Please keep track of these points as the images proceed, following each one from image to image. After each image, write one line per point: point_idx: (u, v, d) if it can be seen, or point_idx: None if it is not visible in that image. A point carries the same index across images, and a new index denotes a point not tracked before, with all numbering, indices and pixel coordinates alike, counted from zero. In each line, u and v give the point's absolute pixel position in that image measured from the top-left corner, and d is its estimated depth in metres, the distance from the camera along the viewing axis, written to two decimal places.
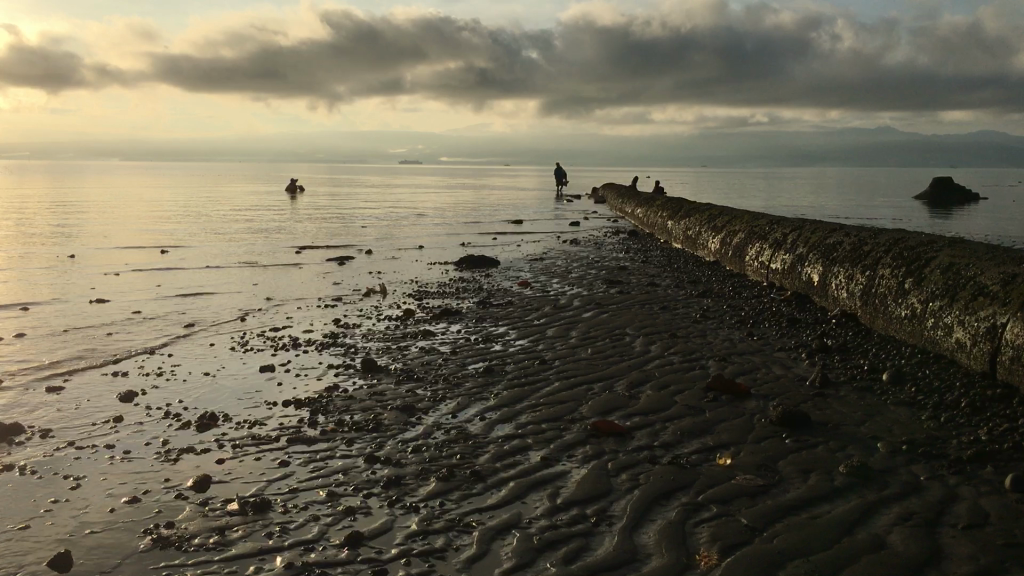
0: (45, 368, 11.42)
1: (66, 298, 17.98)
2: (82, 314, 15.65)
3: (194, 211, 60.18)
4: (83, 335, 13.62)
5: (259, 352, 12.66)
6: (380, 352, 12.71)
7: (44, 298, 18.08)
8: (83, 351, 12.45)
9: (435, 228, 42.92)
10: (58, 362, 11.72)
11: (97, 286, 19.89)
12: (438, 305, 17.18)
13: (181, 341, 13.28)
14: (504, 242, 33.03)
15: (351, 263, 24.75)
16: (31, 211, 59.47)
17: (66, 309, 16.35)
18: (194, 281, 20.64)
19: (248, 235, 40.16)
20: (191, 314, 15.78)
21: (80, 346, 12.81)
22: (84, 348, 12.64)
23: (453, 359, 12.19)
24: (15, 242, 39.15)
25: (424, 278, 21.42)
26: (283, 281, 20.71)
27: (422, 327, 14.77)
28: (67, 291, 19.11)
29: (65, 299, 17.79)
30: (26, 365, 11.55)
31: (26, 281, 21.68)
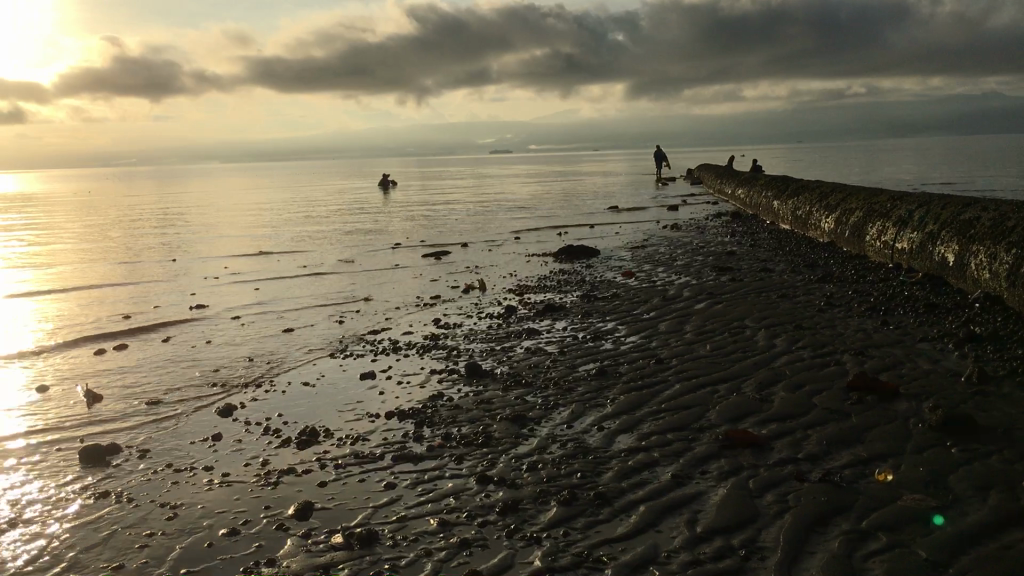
0: (146, 385, 11.14)
1: (168, 310, 17.95)
2: (183, 327, 15.51)
3: (292, 212, 61.02)
4: (184, 349, 13.39)
5: (359, 359, 12.13)
6: (484, 354, 12.03)
7: (147, 311, 18.08)
8: (184, 366, 12.16)
9: (530, 219, 42.20)
10: (160, 378, 11.44)
11: (196, 296, 19.84)
12: (541, 300, 16.43)
13: (280, 350, 12.88)
14: (602, 230, 32.07)
15: (448, 259, 24.24)
16: (138, 219, 61.32)
17: (167, 323, 16.24)
18: (293, 286, 20.41)
19: (345, 235, 40.28)
20: (291, 321, 15.44)
21: (182, 360, 12.54)
22: (185, 362, 12.36)
23: (563, 361, 11.41)
24: (123, 249, 40.19)
25: (524, 272, 20.73)
26: (381, 281, 20.30)
27: (526, 325, 14.05)
28: (168, 303, 19.11)
29: (166, 312, 17.73)
30: (126, 383, 11.30)
31: (130, 295, 21.85)
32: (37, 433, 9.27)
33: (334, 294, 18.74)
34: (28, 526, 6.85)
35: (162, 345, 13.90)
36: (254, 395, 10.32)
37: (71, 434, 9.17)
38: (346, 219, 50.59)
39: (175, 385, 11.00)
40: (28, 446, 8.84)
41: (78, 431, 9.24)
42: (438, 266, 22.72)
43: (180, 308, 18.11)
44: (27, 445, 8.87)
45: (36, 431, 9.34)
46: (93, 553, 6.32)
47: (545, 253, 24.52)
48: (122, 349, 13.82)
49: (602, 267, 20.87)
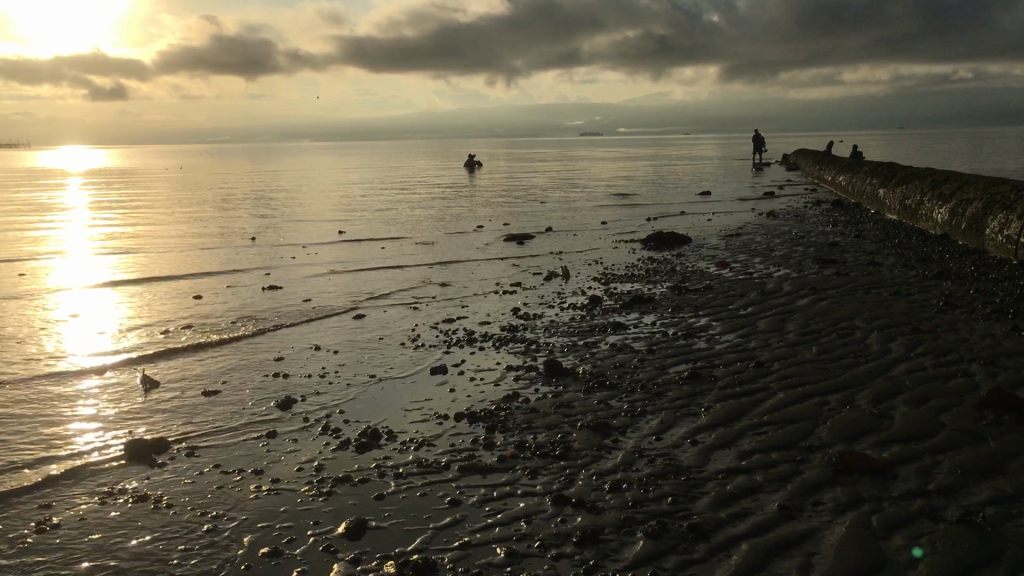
0: (208, 376, 10.60)
1: (243, 291, 17.57)
2: (255, 312, 15.05)
3: (378, 190, 60.94)
4: (252, 337, 12.89)
5: (432, 352, 11.39)
6: (566, 349, 11.13)
7: (222, 292, 17.73)
8: (250, 356, 11.63)
9: (618, 203, 40.97)
10: (223, 369, 10.91)
11: (274, 278, 19.44)
12: (628, 291, 15.44)
13: (350, 340, 12.25)
14: (694, 217, 30.70)
15: (531, 243, 23.39)
16: (229, 194, 62.02)
17: (239, 306, 15.79)
18: (371, 272, 19.83)
19: (429, 214, 39.71)
20: (364, 308, 14.81)
21: (251, 349, 12.05)
22: (252, 353, 11.84)
23: (651, 361, 10.43)
24: (210, 224, 40.46)
25: (610, 259, 19.72)
26: (460, 267, 19.57)
27: (611, 318, 13.09)
28: (244, 284, 18.76)
29: (242, 294, 17.32)
30: (190, 373, 10.80)
31: (211, 274, 21.62)
32: (89, 425, 8.81)
33: (411, 280, 18.07)
34: (58, 532, 6.27)
35: (233, 331, 13.44)
36: (318, 389, 9.68)
37: (123, 427, 8.68)
38: (430, 200, 50.10)
39: (237, 377, 10.46)
40: (77, 438, 8.37)
41: (130, 425, 8.74)
42: (520, 251, 21.87)
43: (255, 290, 17.70)
44: (76, 437, 8.40)
45: (88, 423, 8.88)
46: (120, 567, 5.73)
47: (632, 239, 23.43)
48: (192, 334, 13.38)
49: (693, 256, 19.72)
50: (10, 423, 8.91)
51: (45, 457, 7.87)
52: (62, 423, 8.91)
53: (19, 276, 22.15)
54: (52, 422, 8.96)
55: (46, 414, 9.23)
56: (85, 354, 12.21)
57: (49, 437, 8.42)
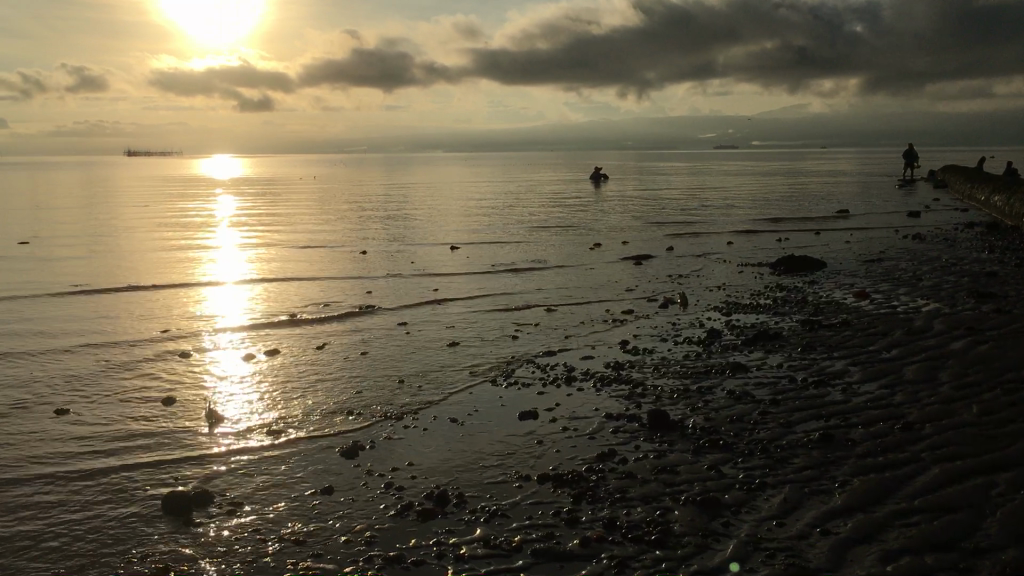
0: (282, 418, 9.83)
1: (343, 315, 16.93)
2: (346, 338, 14.42)
3: (498, 205, 60.20)
4: (337, 368, 12.20)
5: (524, 392, 10.26)
6: (676, 395, 9.78)
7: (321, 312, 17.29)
8: (328, 392, 10.89)
9: (746, 221, 38.85)
10: (296, 407, 10.22)
11: (376, 300, 18.91)
12: (751, 324, 13.90)
13: (439, 378, 11.28)
14: (829, 238, 28.56)
15: (649, 265, 21.99)
16: (353, 207, 62.59)
17: (333, 331, 15.21)
18: (475, 294, 18.98)
19: (548, 231, 38.63)
20: (461, 338, 13.86)
21: (330, 382, 11.39)
22: (330, 386, 11.14)
23: (776, 416, 8.94)
24: (331, 237, 40.61)
25: (733, 285, 18.15)
26: (569, 291, 18.41)
27: (730, 357, 11.62)
28: (346, 305, 18.25)
29: (340, 316, 16.68)
30: (264, 414, 10.06)
31: (318, 290, 21.27)
32: (138, 474, 8.18)
33: (515, 304, 17.03)
34: None
35: (315, 359, 12.90)
36: (390, 437, 8.75)
37: (173, 477, 8.08)
38: (551, 215, 49.04)
39: (309, 418, 9.77)
40: (121, 489, 7.78)
41: (179, 475, 8.10)
42: (634, 273, 20.53)
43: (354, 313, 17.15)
44: (120, 488, 7.83)
45: (137, 471, 8.29)
46: None
47: (759, 263, 21.71)
48: (275, 361, 12.88)
49: (827, 284, 17.93)
50: (59, 468, 8.40)
51: (83, 513, 7.24)
52: (119, 471, 8.28)
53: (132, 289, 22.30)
54: (103, 466, 8.42)
55: (102, 458, 8.67)
56: (165, 383, 11.77)
57: (91, 488, 7.83)
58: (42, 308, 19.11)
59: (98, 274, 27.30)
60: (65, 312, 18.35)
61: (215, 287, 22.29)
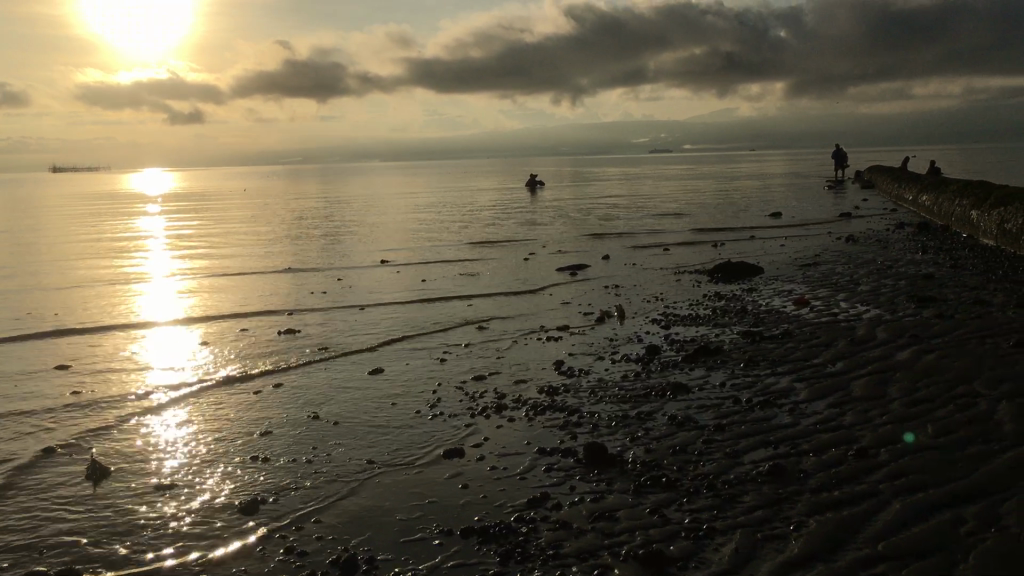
0: (183, 474, 8.99)
1: (261, 344, 16.01)
2: (257, 367, 13.65)
3: (432, 216, 59.30)
4: (245, 406, 11.39)
5: (451, 425, 9.47)
6: (615, 423, 9.06)
7: (236, 337, 16.45)
8: (227, 433, 10.24)
9: (681, 228, 38.58)
10: (190, 455, 9.58)
11: (296, 319, 18.14)
12: (691, 337, 13.27)
13: (358, 413, 10.45)
14: (764, 242, 28.28)
15: (583, 276, 21.38)
16: (284, 222, 61.16)
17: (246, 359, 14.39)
18: (402, 312, 18.23)
19: (482, 244, 37.93)
20: (386, 366, 13.04)
21: (229, 419, 10.78)
22: (229, 426, 10.50)
23: (721, 444, 8.26)
24: (258, 257, 39.35)
25: (669, 294, 17.58)
26: (500, 308, 17.68)
27: (671, 375, 10.95)
28: (262, 327, 17.39)
29: (257, 346, 15.79)
30: (163, 470, 9.20)
31: (236, 313, 20.31)
32: (9, 556, 7.30)
33: (444, 326, 16.25)
34: None
35: (218, 391, 12.24)
36: (297, 494, 8.01)
37: (49, 555, 7.29)
38: (486, 226, 48.36)
39: (203, 467, 9.11)
40: None
41: (58, 554, 7.29)
42: (569, 286, 19.90)
43: (271, 335, 16.32)
44: None
45: (10, 551, 7.40)
46: None
47: (696, 270, 21.23)
48: (179, 399, 12.09)
49: (766, 291, 17.46)
50: None
51: None
52: None
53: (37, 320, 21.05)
54: None
55: None
56: (56, 432, 10.89)
57: None
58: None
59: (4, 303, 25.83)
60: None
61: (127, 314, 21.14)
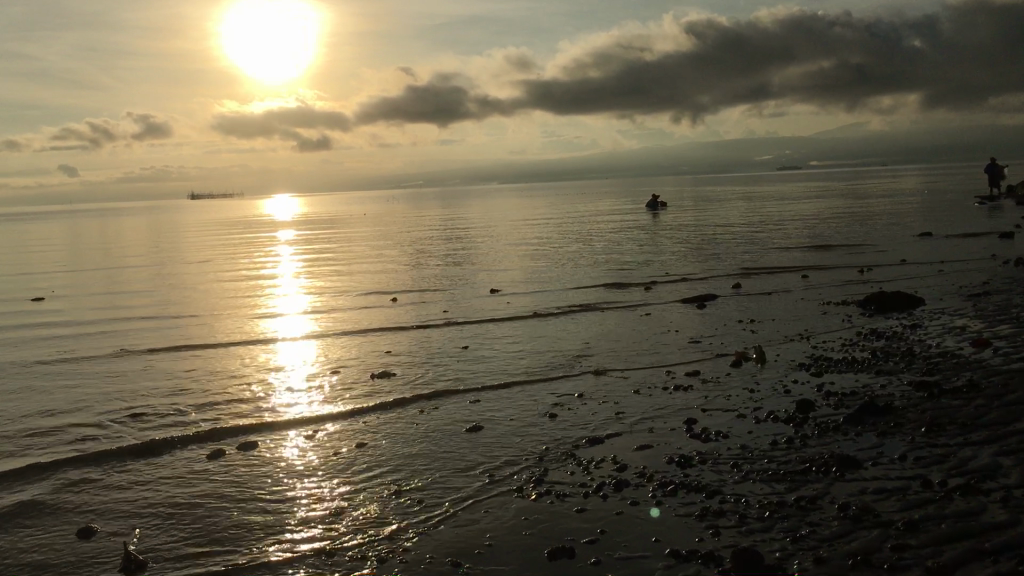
0: None
1: (366, 403, 15.10)
2: (344, 434, 13.08)
3: (550, 240, 57.99)
4: (313, 485, 10.84)
5: (570, 515, 8.31)
6: (768, 514, 7.65)
7: (339, 395, 15.82)
8: (291, 521, 9.73)
9: (816, 256, 35.82)
10: (252, 549, 9.08)
11: (398, 373, 17.41)
12: (850, 386, 11.36)
13: (449, 499, 9.42)
14: (917, 269, 25.50)
15: (712, 312, 19.53)
16: (403, 248, 61.13)
17: (343, 425, 13.74)
18: (513, 362, 17.03)
19: (600, 271, 36.39)
20: (496, 432, 11.87)
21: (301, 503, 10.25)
22: (295, 511, 9.98)
23: (916, 556, 6.70)
24: (372, 282, 38.95)
25: (814, 331, 15.54)
26: (619, 353, 16.21)
27: (832, 440, 9.27)
28: (364, 382, 16.76)
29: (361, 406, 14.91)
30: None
31: (343, 360, 19.57)
32: None
33: (558, 377, 14.95)
34: None
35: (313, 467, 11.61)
36: None
37: None
38: (605, 252, 46.69)
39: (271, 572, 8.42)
40: None
41: None
42: (694, 323, 18.18)
43: (370, 394, 15.67)
44: None
45: None
46: None
47: (842, 301, 18.96)
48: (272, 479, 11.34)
49: (932, 327, 15.17)
50: None
51: None
52: None
53: (150, 363, 20.99)
54: None
55: None
56: (138, 517, 10.49)
57: None
58: (55, 394, 18.11)
59: (122, 338, 26.08)
60: (74, 403, 17.13)
61: (236, 360, 20.74)
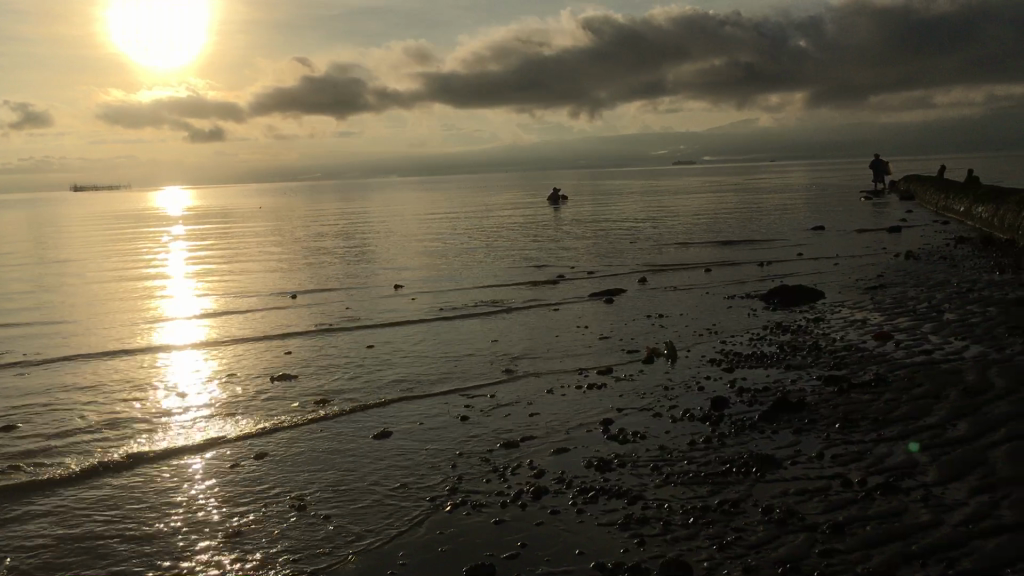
0: None
1: (272, 410, 14.57)
2: (241, 443, 12.77)
3: (451, 236, 57.40)
4: (222, 498, 10.51)
5: (500, 527, 8.60)
6: (691, 522, 8.13)
7: (241, 403, 15.25)
8: (201, 539, 9.41)
9: (715, 251, 36.43)
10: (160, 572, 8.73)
11: (299, 378, 16.97)
12: (762, 381, 11.57)
13: (368, 506, 9.60)
14: (814, 263, 26.17)
15: (620, 307, 19.59)
16: (299, 243, 59.50)
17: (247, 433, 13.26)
18: (422, 363, 16.73)
19: (504, 268, 36.18)
20: (410, 436, 11.73)
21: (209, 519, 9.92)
22: (205, 529, 9.66)
23: (845, 561, 7.18)
24: (270, 280, 37.75)
25: (722, 326, 15.54)
26: (529, 350, 16.16)
27: (745, 440, 9.80)
28: (268, 388, 16.21)
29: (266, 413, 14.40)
30: None
31: (244, 366, 18.85)
32: None
33: (470, 376, 14.82)
34: None
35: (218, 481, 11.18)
36: None
37: None
38: (507, 248, 46.49)
39: None
40: None
41: None
42: (602, 319, 18.23)
43: (275, 401, 15.17)
44: None
45: None
46: None
47: (746, 294, 19.20)
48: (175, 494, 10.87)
49: (836, 320, 15.43)
50: None
51: None
52: None
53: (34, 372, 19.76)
54: None
55: None
56: (32, 538, 9.90)
57: None
58: None
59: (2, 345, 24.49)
60: None
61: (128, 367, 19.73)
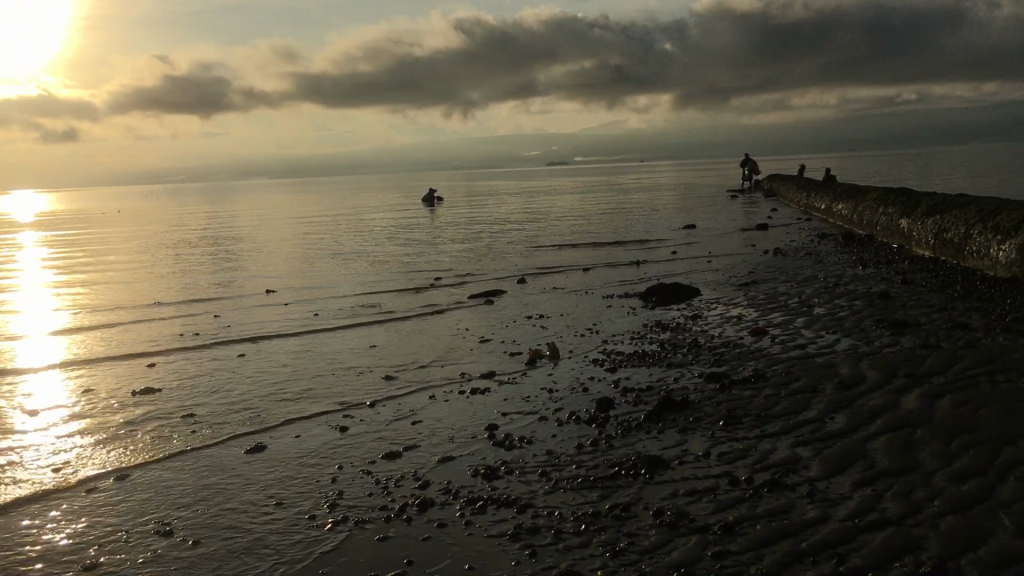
0: None
1: (142, 431, 13.77)
2: (101, 468, 11.92)
3: (326, 240, 56.15)
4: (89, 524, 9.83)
5: (386, 542, 8.26)
6: (582, 528, 8.00)
7: (107, 425, 14.35)
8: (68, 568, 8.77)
9: (592, 252, 36.88)
10: None
11: (168, 394, 16.13)
12: (646, 380, 11.66)
13: (245, 529, 9.08)
14: (687, 261, 26.77)
15: (501, 309, 19.47)
16: (164, 250, 56.96)
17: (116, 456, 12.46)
18: (300, 374, 16.18)
19: (382, 272, 35.59)
20: (291, 449, 11.27)
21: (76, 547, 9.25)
22: (72, 558, 9.00)
23: (739, 561, 7.19)
24: (134, 291, 35.95)
25: (603, 323, 15.74)
26: (411, 356, 15.84)
27: (633, 442, 9.74)
28: (137, 408, 15.34)
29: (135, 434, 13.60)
30: None
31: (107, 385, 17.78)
32: None
33: (351, 385, 14.41)
34: None
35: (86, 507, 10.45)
36: None
37: None
38: (384, 251, 45.82)
39: None
40: None
41: None
42: (484, 322, 18.06)
43: (144, 420, 14.36)
44: None
45: None
46: None
47: (624, 293, 19.47)
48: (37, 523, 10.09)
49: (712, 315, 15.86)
50: None
51: None
52: None
53: None
54: None
55: None
56: None
57: None
58: None
59: None
60: None
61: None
